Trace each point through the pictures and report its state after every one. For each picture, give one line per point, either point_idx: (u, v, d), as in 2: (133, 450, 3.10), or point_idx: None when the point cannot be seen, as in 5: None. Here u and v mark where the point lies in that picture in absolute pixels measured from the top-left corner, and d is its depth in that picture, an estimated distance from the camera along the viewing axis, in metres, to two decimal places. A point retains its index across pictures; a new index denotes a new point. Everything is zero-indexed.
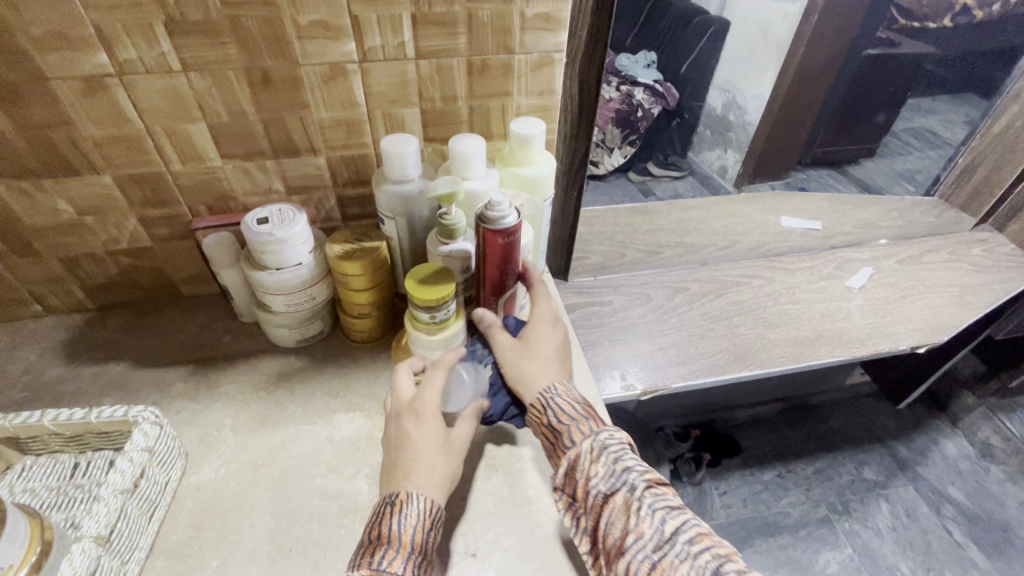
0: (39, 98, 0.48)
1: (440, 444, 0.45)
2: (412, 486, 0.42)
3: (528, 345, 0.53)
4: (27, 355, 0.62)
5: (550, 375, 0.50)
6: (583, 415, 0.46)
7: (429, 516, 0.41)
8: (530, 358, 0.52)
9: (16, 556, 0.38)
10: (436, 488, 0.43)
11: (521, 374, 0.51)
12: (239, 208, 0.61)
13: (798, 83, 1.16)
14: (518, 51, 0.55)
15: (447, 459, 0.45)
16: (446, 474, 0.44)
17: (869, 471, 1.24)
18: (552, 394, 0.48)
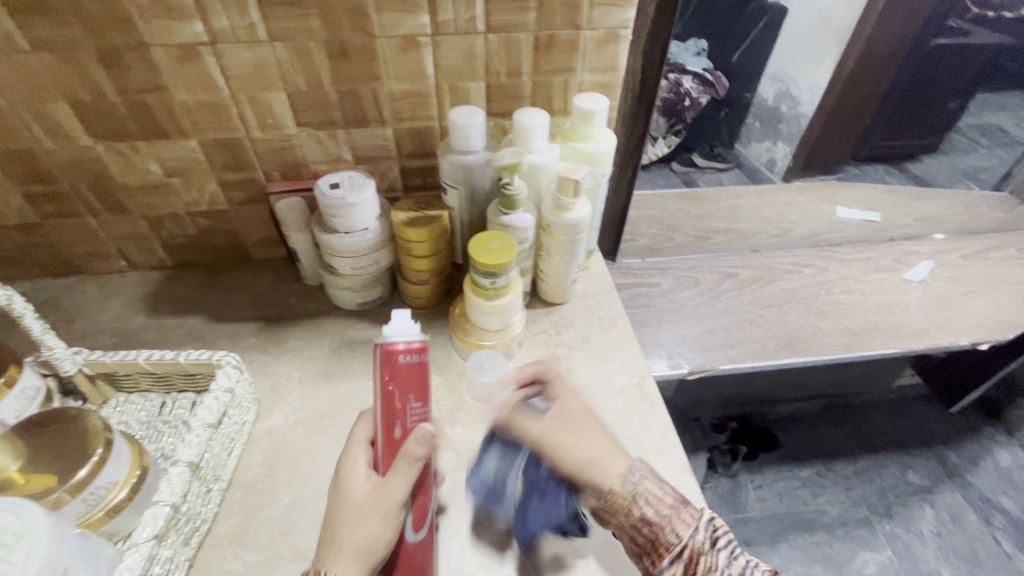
0: (139, 63, 0.52)
1: (370, 509, 0.40)
2: (332, 564, 0.38)
3: (573, 424, 0.45)
4: (115, 305, 0.68)
5: (614, 454, 0.44)
6: (678, 501, 0.42)
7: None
8: (580, 437, 0.45)
9: (121, 474, 0.42)
10: (363, 563, 0.39)
11: (584, 453, 0.44)
12: (309, 175, 0.64)
13: (849, 91, 0.92)
14: (586, 27, 0.55)
15: (379, 525, 0.40)
16: (381, 542, 0.40)
17: (914, 475, 1.20)
18: (640, 476, 0.43)
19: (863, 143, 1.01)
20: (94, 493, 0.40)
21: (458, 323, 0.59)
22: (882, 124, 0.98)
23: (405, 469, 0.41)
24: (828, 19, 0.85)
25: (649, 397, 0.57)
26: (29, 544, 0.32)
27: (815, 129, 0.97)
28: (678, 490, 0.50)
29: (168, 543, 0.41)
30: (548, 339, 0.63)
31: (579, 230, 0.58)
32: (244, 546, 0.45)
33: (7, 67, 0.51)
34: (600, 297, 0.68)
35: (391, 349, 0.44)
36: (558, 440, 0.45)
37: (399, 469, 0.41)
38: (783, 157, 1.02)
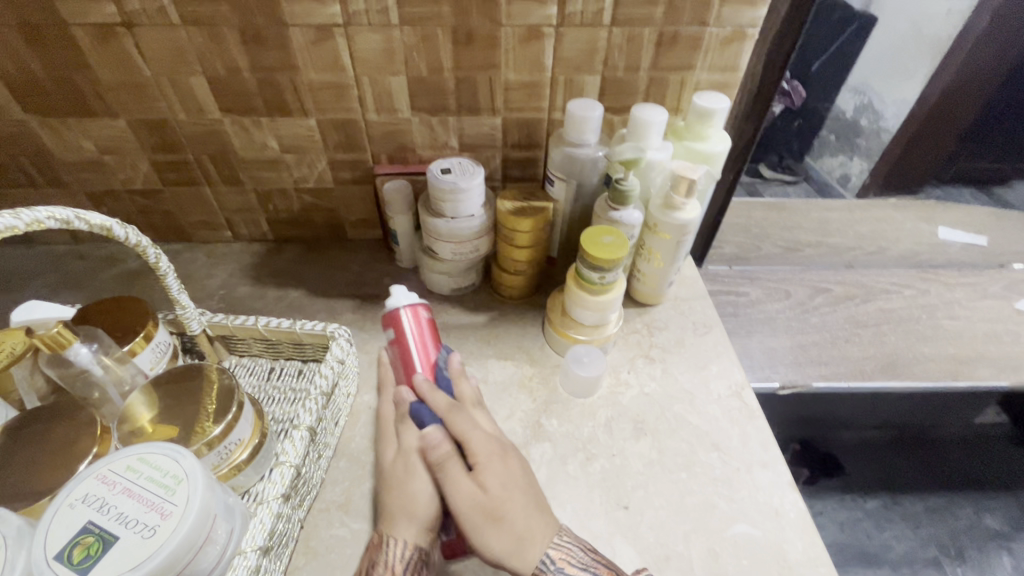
0: (275, 43, 0.54)
1: (402, 474, 0.44)
2: (390, 526, 0.41)
3: (490, 503, 0.40)
4: (221, 273, 0.71)
5: (538, 533, 0.40)
6: (590, 563, 0.40)
7: (400, 565, 0.39)
8: (501, 522, 0.40)
9: (247, 432, 0.44)
10: (415, 521, 0.41)
11: (502, 549, 0.39)
12: (414, 159, 0.66)
13: (947, 95, 0.76)
14: (712, 24, 0.54)
15: (419, 480, 0.43)
16: (423, 497, 0.42)
17: (992, 519, 1.04)
18: (554, 569, 0.39)
19: (950, 164, 0.86)
20: (227, 448, 0.42)
21: (555, 317, 0.59)
22: (971, 140, 0.82)
23: (409, 428, 0.45)
24: (922, 31, 0.69)
25: (749, 408, 0.56)
26: (187, 489, 0.34)
27: (902, 142, 0.81)
28: (784, 505, 0.49)
29: (291, 503, 0.42)
30: (642, 341, 0.62)
31: (687, 231, 0.56)
32: (350, 514, 0.48)
33: (157, 39, 0.54)
34: (693, 301, 0.66)
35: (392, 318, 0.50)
36: (476, 527, 0.40)
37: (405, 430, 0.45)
38: (859, 173, 0.86)
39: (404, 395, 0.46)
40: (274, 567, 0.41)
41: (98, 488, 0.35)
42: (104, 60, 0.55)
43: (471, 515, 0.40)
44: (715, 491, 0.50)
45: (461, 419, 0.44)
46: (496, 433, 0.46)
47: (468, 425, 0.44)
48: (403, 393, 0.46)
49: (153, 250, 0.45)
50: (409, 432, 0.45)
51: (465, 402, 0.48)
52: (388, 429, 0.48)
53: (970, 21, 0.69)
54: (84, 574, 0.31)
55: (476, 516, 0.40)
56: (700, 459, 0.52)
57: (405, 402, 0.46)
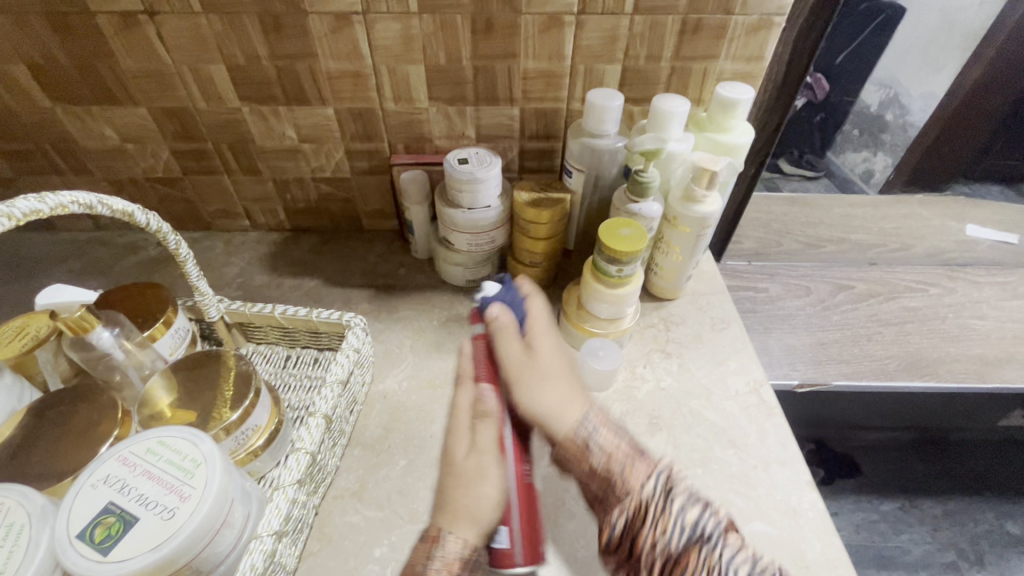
0: (294, 31, 0.54)
1: (472, 471, 0.38)
2: (449, 522, 0.36)
3: (539, 363, 0.43)
4: (238, 261, 0.72)
5: (574, 399, 0.42)
6: (632, 449, 0.39)
7: (459, 562, 0.34)
8: (544, 382, 0.42)
9: (264, 418, 0.44)
10: (477, 524, 0.36)
11: (542, 404, 0.41)
12: (431, 149, 0.65)
13: (976, 90, 0.74)
14: (737, 12, 0.53)
15: (488, 484, 0.38)
16: (489, 501, 0.38)
17: (1014, 524, 1.02)
18: (593, 428, 0.40)
19: (980, 159, 0.83)
20: (244, 433, 0.42)
21: (571, 310, 0.59)
22: (1006, 135, 0.79)
23: (485, 427, 0.40)
24: (954, 22, 0.67)
25: (767, 405, 0.55)
26: (206, 472, 0.35)
27: (930, 137, 0.78)
28: (802, 505, 0.48)
29: (306, 490, 0.43)
30: (659, 335, 0.61)
31: (707, 224, 0.55)
32: (364, 502, 0.48)
33: (178, 27, 0.54)
34: (712, 296, 0.65)
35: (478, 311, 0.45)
36: (526, 380, 0.42)
37: (480, 427, 0.40)
38: (884, 169, 0.82)
39: (486, 393, 0.41)
40: (288, 552, 0.41)
41: (119, 470, 0.35)
42: (126, 47, 0.55)
43: (513, 367, 0.43)
44: (732, 489, 0.49)
45: (541, 335, 0.46)
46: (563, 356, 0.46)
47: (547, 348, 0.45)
48: (488, 392, 0.41)
49: (173, 237, 0.46)
50: (486, 430, 0.40)
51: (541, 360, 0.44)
52: (460, 426, 0.41)
53: (1000, 18, 0.67)
54: (105, 553, 0.32)
55: (523, 371, 0.42)
56: (716, 455, 0.51)
57: (485, 400, 0.41)
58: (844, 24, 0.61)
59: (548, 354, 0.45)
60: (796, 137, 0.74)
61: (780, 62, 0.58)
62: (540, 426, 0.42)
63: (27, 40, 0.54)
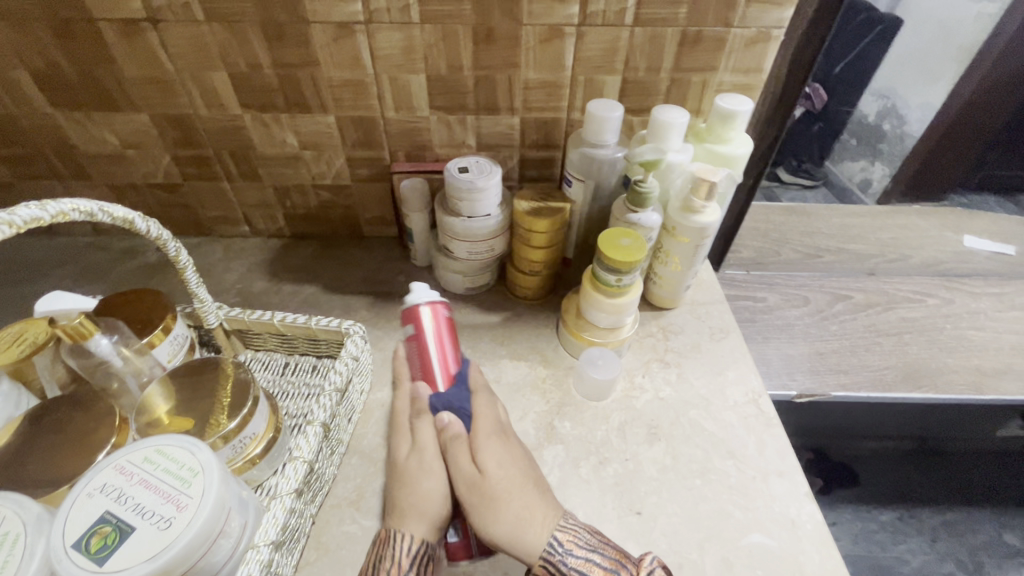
0: (297, 39, 0.54)
1: (414, 469, 0.45)
2: (399, 522, 0.43)
3: (486, 492, 0.42)
4: (238, 267, 0.72)
5: (538, 512, 0.42)
6: (610, 562, 0.39)
7: (408, 557, 0.40)
8: (500, 506, 0.42)
9: (261, 427, 0.44)
10: (423, 519, 0.43)
11: (507, 522, 0.41)
12: (431, 157, 0.66)
13: (973, 101, 0.74)
14: (737, 25, 0.53)
15: (430, 479, 0.45)
16: (434, 496, 0.44)
17: (1012, 535, 1.01)
18: (561, 554, 0.40)
19: (976, 169, 0.83)
20: (242, 441, 0.42)
21: (570, 318, 0.59)
22: (1000, 146, 0.81)
23: (424, 426, 0.48)
24: (950, 35, 0.67)
25: (766, 416, 0.55)
26: (203, 482, 0.35)
27: (928, 147, 0.79)
28: (801, 516, 0.48)
29: (303, 499, 0.43)
30: (657, 344, 0.61)
31: (706, 235, 0.56)
32: (362, 511, 0.48)
33: (180, 35, 0.54)
34: (710, 305, 0.66)
35: (411, 312, 0.52)
36: (479, 509, 0.42)
37: (422, 426, 0.48)
38: (881, 178, 0.83)
39: (419, 390, 0.50)
40: (285, 561, 0.41)
41: (116, 478, 0.35)
42: (128, 55, 0.56)
43: (463, 490, 0.44)
44: (730, 500, 0.49)
45: (482, 401, 0.50)
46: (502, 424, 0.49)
47: (486, 406, 0.49)
48: (420, 391, 0.50)
49: (173, 244, 0.46)
50: (424, 428, 0.48)
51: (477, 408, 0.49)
52: (401, 425, 0.50)
53: (997, 28, 0.68)
54: (101, 564, 0.32)
55: (472, 495, 0.43)
56: (715, 465, 0.51)
57: (420, 397, 0.50)
58: (840, 38, 0.61)
59: (492, 442, 0.46)
60: (796, 145, 0.74)
61: (780, 73, 0.59)
62: (501, 550, 0.41)
63: (29, 47, 0.55)
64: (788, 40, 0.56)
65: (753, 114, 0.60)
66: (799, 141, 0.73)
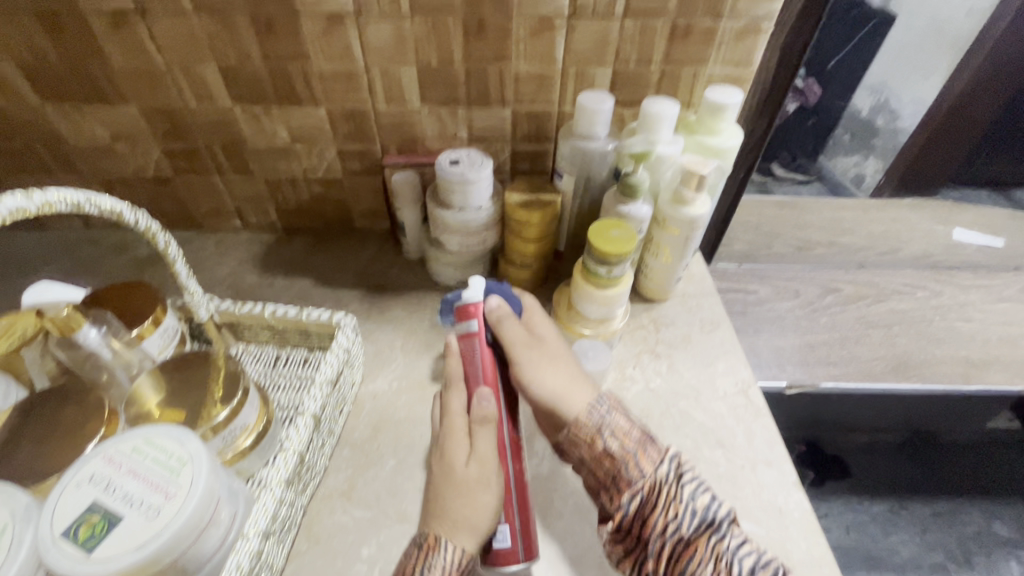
0: (287, 32, 0.54)
1: (472, 479, 0.42)
2: (449, 532, 0.40)
3: (537, 354, 0.49)
4: (229, 261, 0.72)
5: (580, 386, 0.49)
6: (644, 441, 0.44)
7: (455, 570, 0.39)
8: (549, 369, 0.48)
9: (251, 418, 0.44)
10: (474, 531, 0.41)
11: (553, 386, 0.48)
12: (423, 150, 0.66)
13: (970, 92, 0.74)
14: (726, 17, 0.53)
15: (487, 493, 0.42)
16: (486, 508, 0.42)
17: (1001, 525, 1.01)
18: (605, 412, 0.46)
19: (967, 164, 0.84)
20: (231, 433, 0.42)
21: (562, 311, 0.59)
22: (992, 139, 0.81)
23: (485, 432, 0.44)
24: (943, 29, 0.67)
25: (755, 406, 0.55)
26: (192, 471, 0.35)
27: (919, 142, 0.79)
28: (788, 505, 0.49)
29: (293, 489, 0.43)
30: (649, 336, 0.61)
31: (697, 226, 0.56)
32: (353, 502, 0.48)
33: (169, 27, 0.54)
34: (702, 297, 0.66)
35: (464, 310, 0.48)
36: (529, 366, 0.48)
37: (479, 433, 0.44)
38: (874, 174, 0.84)
39: (483, 398, 0.45)
40: (276, 551, 0.41)
41: (104, 468, 0.35)
42: (116, 46, 0.55)
43: (519, 346, 0.48)
44: (719, 489, 0.50)
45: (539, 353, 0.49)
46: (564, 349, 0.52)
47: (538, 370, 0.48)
48: (483, 398, 0.45)
49: (162, 236, 0.46)
50: (483, 434, 0.44)
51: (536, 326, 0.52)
52: (454, 434, 0.45)
53: (993, 19, 0.68)
54: (89, 552, 0.32)
55: (529, 351, 0.49)
56: (705, 455, 0.52)
57: (485, 406, 0.45)
58: (830, 32, 0.61)
59: (544, 331, 0.51)
60: (790, 138, 0.74)
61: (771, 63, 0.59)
62: (547, 405, 0.48)
63: (16, 38, 0.54)
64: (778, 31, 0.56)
65: (743, 105, 0.61)
66: (791, 134, 0.73)
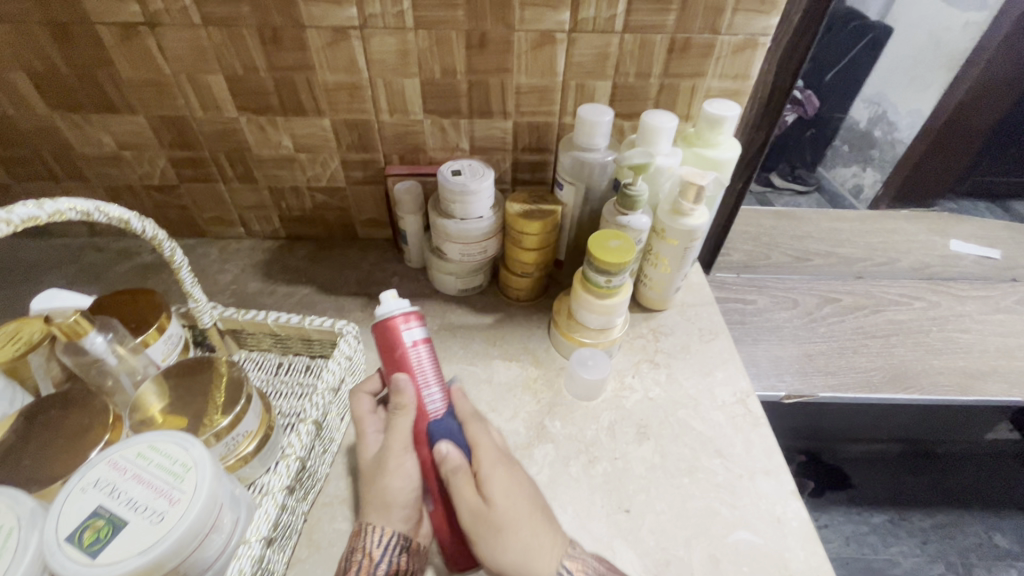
0: (292, 43, 0.55)
1: (375, 467, 0.42)
2: (371, 515, 0.41)
3: (496, 513, 0.39)
4: (232, 268, 0.73)
5: (547, 549, 0.39)
6: None
7: (380, 549, 0.39)
8: (507, 535, 0.38)
9: (254, 424, 0.44)
10: (387, 511, 0.41)
11: (510, 556, 0.38)
12: (425, 161, 0.67)
13: (963, 107, 0.75)
14: (724, 32, 0.54)
15: (392, 476, 0.41)
16: (395, 490, 0.41)
17: (1002, 538, 1.01)
18: None
19: (964, 177, 0.85)
20: (235, 439, 0.42)
21: (561, 320, 0.60)
22: (988, 153, 0.82)
23: (400, 418, 0.42)
24: (938, 43, 0.68)
25: (753, 415, 0.56)
26: (196, 476, 0.35)
27: (915, 154, 0.80)
28: (786, 514, 0.49)
29: (295, 496, 0.43)
30: (647, 345, 0.62)
31: (695, 238, 0.56)
32: (353, 509, 0.48)
33: (177, 39, 0.55)
34: (700, 307, 0.67)
35: (390, 323, 0.45)
36: (488, 532, 0.39)
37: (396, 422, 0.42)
38: (872, 185, 0.85)
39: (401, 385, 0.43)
40: (277, 558, 0.41)
41: (109, 473, 0.35)
42: (125, 57, 0.56)
43: (467, 490, 0.40)
44: (717, 497, 0.50)
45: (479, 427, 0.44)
46: (523, 485, 0.41)
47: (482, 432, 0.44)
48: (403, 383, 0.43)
49: (169, 244, 0.46)
50: (402, 421, 0.42)
51: (480, 452, 0.42)
52: (365, 430, 0.45)
53: (985, 36, 0.68)
54: (93, 556, 0.32)
55: (475, 515, 0.39)
56: (703, 464, 0.52)
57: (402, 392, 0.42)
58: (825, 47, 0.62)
59: (499, 479, 0.40)
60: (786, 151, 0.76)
61: (767, 78, 0.60)
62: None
63: (27, 49, 0.55)
64: (775, 48, 0.57)
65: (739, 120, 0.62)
66: (788, 145, 0.74)
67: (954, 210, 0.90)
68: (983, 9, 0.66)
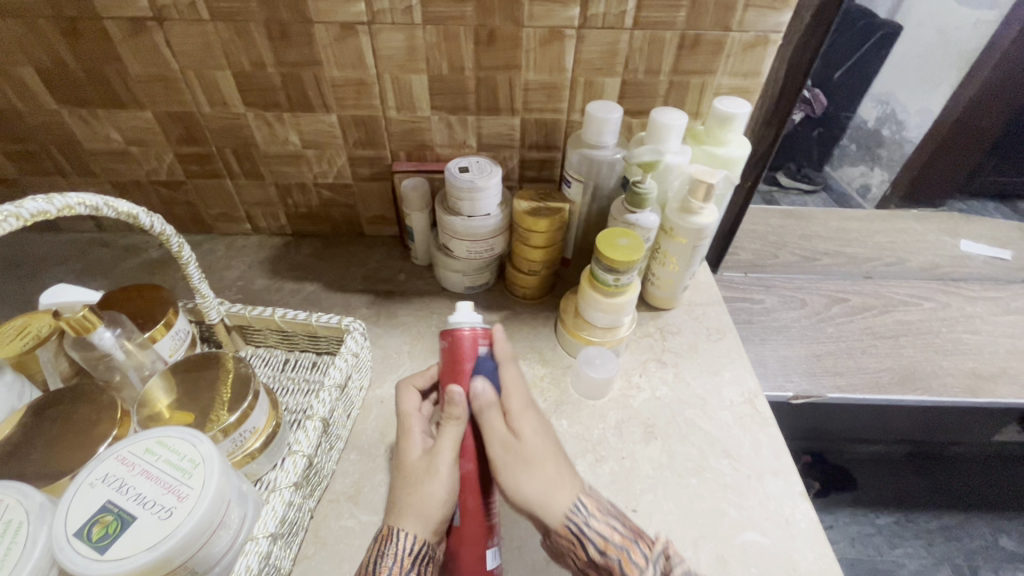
0: (300, 39, 0.55)
1: (421, 469, 0.41)
2: (398, 519, 0.39)
3: (521, 448, 0.41)
4: (239, 264, 0.73)
5: (565, 483, 0.40)
6: (631, 536, 0.40)
7: (410, 557, 0.38)
8: (529, 466, 0.40)
9: (261, 421, 0.44)
10: (424, 520, 0.39)
11: (529, 490, 0.39)
12: (432, 158, 0.66)
13: (974, 105, 0.74)
14: (735, 29, 0.54)
15: (434, 481, 0.40)
16: (436, 500, 0.40)
17: (1009, 540, 1.00)
18: (586, 515, 0.39)
19: (973, 177, 0.84)
20: (242, 435, 0.42)
21: (568, 318, 0.60)
22: (998, 153, 0.81)
23: (451, 427, 0.42)
24: (949, 41, 0.68)
25: (761, 415, 0.55)
26: (204, 472, 0.35)
27: (925, 154, 0.80)
28: (795, 515, 0.49)
29: (302, 492, 0.43)
30: (655, 344, 0.62)
31: (704, 236, 0.56)
32: (359, 506, 0.48)
33: (185, 34, 0.55)
34: (708, 306, 0.66)
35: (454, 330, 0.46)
36: (514, 467, 0.40)
37: (445, 430, 0.42)
38: (880, 184, 0.84)
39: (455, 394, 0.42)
40: (284, 554, 0.41)
41: (118, 468, 0.35)
42: (132, 53, 0.56)
43: (497, 446, 0.41)
44: (724, 497, 0.50)
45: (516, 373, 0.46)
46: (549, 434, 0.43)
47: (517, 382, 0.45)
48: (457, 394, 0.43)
49: (177, 239, 0.46)
50: (449, 431, 0.42)
51: (512, 399, 0.44)
52: (411, 429, 0.45)
53: (998, 34, 0.67)
54: (102, 552, 0.32)
55: (500, 452, 0.41)
56: (711, 465, 0.52)
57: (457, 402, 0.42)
58: (835, 45, 0.62)
59: (524, 413, 0.43)
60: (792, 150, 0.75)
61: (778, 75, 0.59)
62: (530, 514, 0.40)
63: (36, 43, 0.55)
64: (787, 45, 0.57)
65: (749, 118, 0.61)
66: (796, 143, 0.74)
67: (964, 210, 0.90)
68: (994, 7, 0.65)
